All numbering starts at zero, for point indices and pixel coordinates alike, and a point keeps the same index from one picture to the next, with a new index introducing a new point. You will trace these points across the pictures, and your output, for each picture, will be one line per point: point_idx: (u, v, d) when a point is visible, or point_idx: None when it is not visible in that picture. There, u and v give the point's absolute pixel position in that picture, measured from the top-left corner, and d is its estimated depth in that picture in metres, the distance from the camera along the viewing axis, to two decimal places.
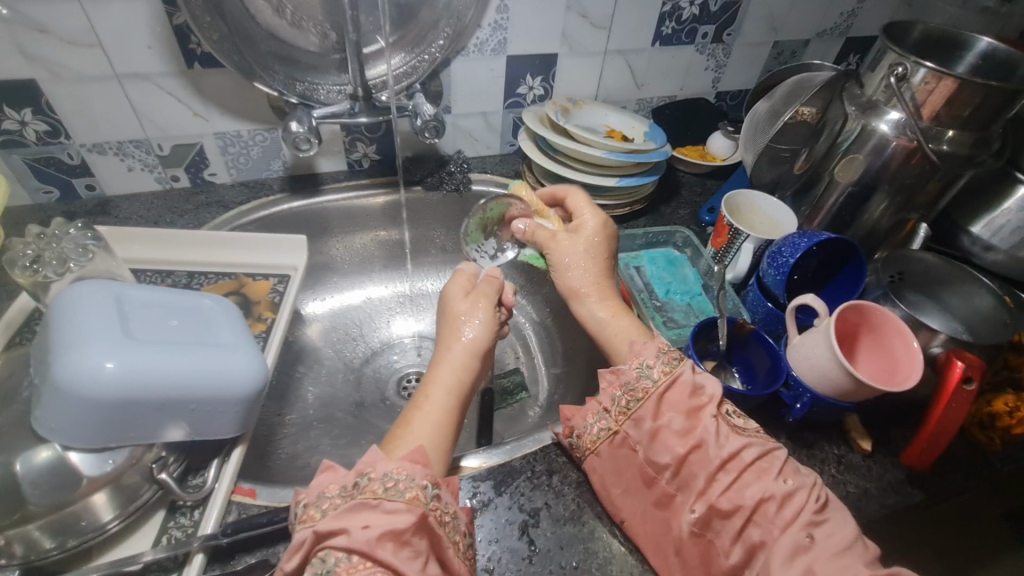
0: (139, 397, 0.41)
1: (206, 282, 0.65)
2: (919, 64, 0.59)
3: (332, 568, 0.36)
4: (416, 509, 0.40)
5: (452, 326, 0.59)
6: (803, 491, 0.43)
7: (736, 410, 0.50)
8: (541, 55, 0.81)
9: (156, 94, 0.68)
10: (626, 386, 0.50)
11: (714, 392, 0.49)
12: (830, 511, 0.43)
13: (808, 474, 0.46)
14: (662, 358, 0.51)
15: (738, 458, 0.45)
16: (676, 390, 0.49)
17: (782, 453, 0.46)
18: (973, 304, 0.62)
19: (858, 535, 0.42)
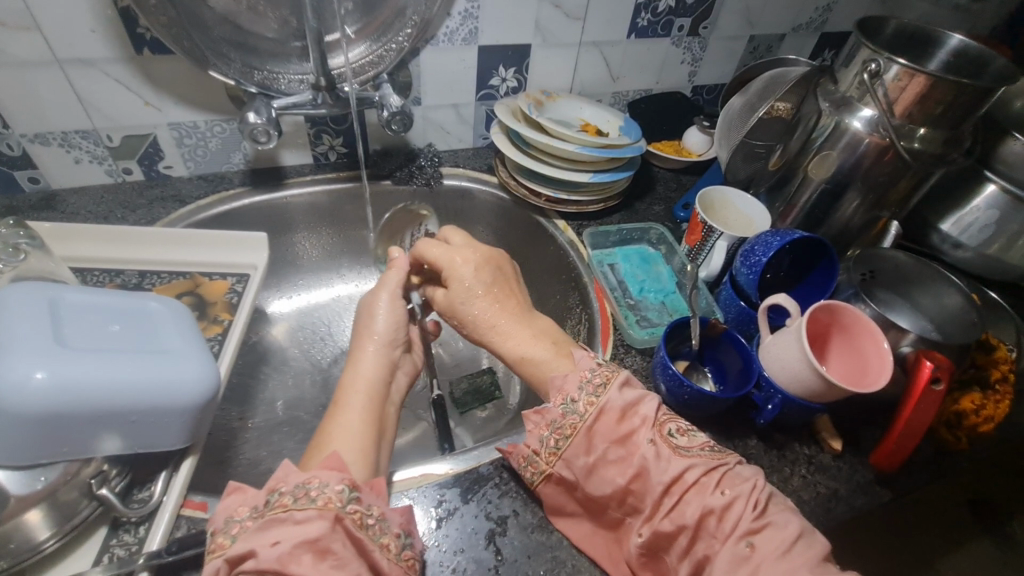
0: (72, 410, 0.38)
1: (158, 282, 0.61)
2: (892, 61, 0.59)
3: None
4: (329, 514, 0.38)
5: (367, 333, 0.57)
6: (741, 500, 0.41)
7: (679, 427, 0.47)
8: (514, 46, 0.79)
9: (103, 81, 0.64)
10: (552, 425, 0.47)
11: (647, 412, 0.46)
12: (771, 514, 0.41)
13: (750, 478, 0.43)
14: (593, 376, 0.49)
15: (680, 479, 0.43)
16: (602, 421, 0.46)
17: (726, 465, 0.44)
18: (942, 303, 0.62)
19: (801, 532, 0.40)
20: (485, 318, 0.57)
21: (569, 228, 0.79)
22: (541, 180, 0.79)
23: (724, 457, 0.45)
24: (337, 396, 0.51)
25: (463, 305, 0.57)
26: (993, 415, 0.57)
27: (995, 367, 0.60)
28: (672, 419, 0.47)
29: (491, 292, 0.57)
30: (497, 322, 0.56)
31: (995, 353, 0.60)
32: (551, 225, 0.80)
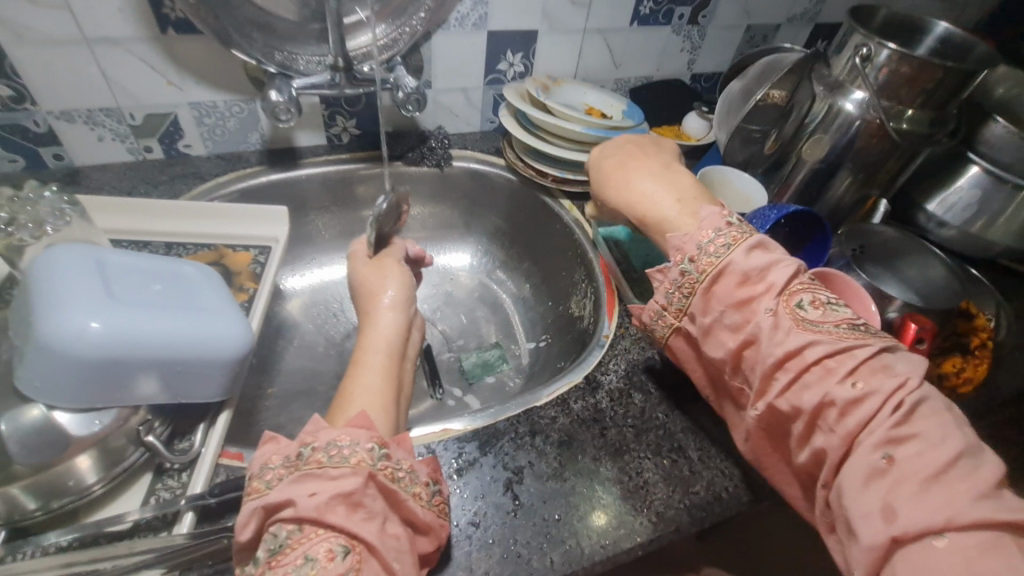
0: (125, 356, 0.41)
1: (185, 253, 0.64)
2: (882, 46, 0.62)
3: (283, 542, 0.36)
4: (362, 471, 0.40)
5: (375, 300, 0.60)
6: (875, 397, 0.38)
7: (817, 300, 0.44)
8: (522, 32, 0.82)
9: (128, 60, 0.66)
10: (675, 283, 0.50)
11: (774, 281, 0.45)
12: (920, 423, 0.37)
13: (902, 376, 0.39)
14: (717, 237, 0.48)
15: (801, 356, 0.42)
16: (720, 283, 0.47)
17: (867, 352, 0.40)
18: (927, 274, 0.66)
19: (963, 452, 0.35)
20: (623, 185, 0.56)
21: (575, 207, 0.82)
22: (548, 161, 0.82)
23: (866, 340, 0.41)
24: (355, 356, 0.53)
25: (597, 169, 0.59)
26: (972, 376, 0.61)
27: (976, 333, 0.63)
28: (807, 290, 0.45)
29: (623, 158, 0.58)
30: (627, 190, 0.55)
31: (975, 321, 0.64)
32: (557, 205, 0.83)
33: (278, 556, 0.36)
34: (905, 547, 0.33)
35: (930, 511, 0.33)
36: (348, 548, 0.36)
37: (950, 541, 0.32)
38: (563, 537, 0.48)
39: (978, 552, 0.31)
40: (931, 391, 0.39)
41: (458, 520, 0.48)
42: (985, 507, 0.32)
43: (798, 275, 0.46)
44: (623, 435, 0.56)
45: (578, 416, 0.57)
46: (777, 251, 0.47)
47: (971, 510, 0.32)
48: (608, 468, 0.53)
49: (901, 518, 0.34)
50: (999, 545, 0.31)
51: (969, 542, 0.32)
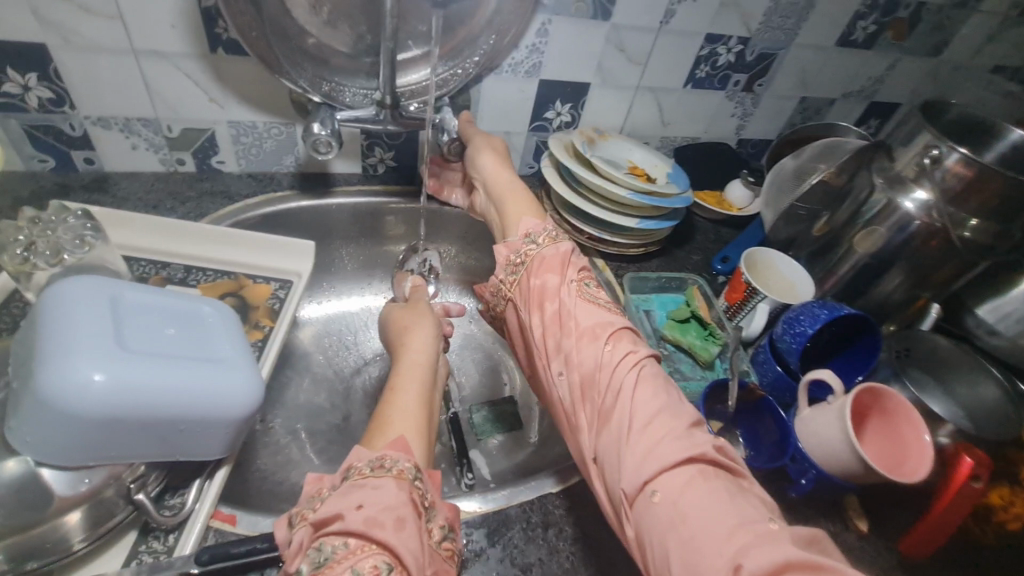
0: (126, 415, 0.38)
1: (203, 280, 0.61)
2: (953, 150, 0.60)
3: (329, 556, 0.39)
4: (402, 482, 0.44)
5: (409, 332, 0.66)
6: (623, 360, 0.49)
7: (595, 283, 0.57)
8: (574, 83, 0.80)
9: (173, 74, 0.65)
10: (513, 258, 0.60)
11: (570, 262, 0.58)
12: (644, 387, 0.47)
13: (640, 347, 0.51)
14: (542, 233, 0.61)
15: (591, 327, 0.52)
16: (532, 270, 0.58)
17: (617, 329, 0.52)
18: (977, 393, 0.62)
19: (669, 406, 0.46)
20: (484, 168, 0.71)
21: (608, 268, 0.79)
22: (585, 217, 0.79)
23: (617, 317, 0.54)
24: (392, 384, 0.57)
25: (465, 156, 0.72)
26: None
27: None
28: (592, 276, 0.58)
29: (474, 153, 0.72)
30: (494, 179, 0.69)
31: None
32: (591, 263, 0.80)
33: (323, 569, 0.38)
34: (638, 502, 0.41)
35: (650, 460, 0.42)
36: (392, 564, 0.39)
37: (662, 490, 0.41)
38: None
39: (681, 488, 0.40)
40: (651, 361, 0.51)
41: None
42: (685, 450, 0.42)
43: (587, 271, 0.59)
44: None
45: (595, 508, 0.53)
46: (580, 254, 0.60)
47: (673, 454, 0.42)
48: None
49: (632, 469, 0.42)
50: (694, 478, 0.41)
51: (677, 480, 0.41)
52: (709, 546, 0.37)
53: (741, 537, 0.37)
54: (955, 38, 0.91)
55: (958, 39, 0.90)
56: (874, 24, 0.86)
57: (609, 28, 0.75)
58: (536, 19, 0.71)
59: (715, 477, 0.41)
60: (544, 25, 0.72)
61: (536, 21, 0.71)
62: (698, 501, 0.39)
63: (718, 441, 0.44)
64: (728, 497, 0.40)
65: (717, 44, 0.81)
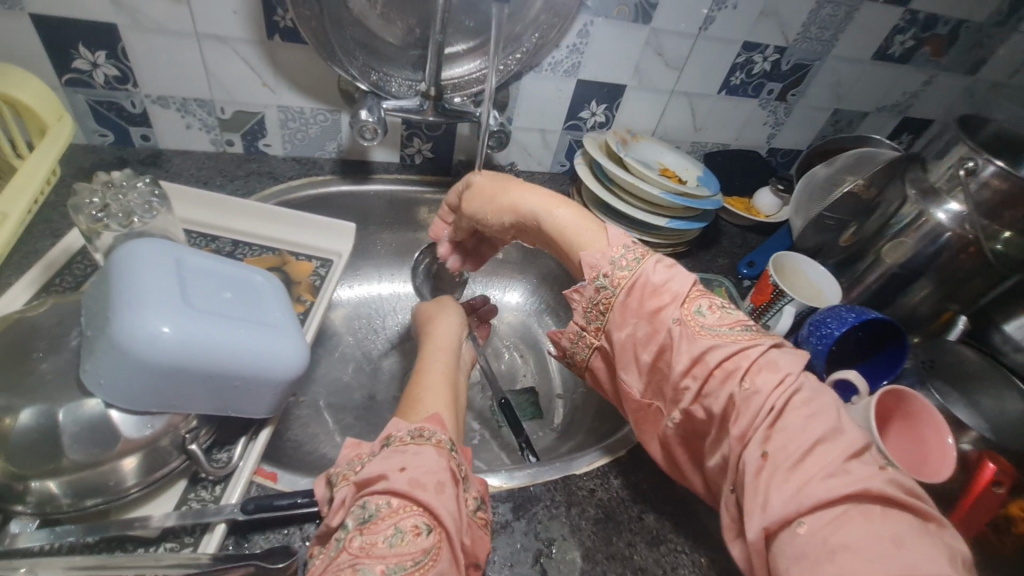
0: (191, 365, 0.40)
1: (249, 254, 0.64)
2: (989, 161, 0.60)
3: (375, 513, 0.40)
4: (441, 451, 0.45)
5: (434, 321, 0.68)
6: (758, 394, 0.43)
7: (710, 304, 0.50)
8: (610, 85, 0.82)
9: (230, 58, 0.68)
10: (590, 302, 0.53)
11: (676, 291, 0.50)
12: (793, 415, 0.41)
13: (785, 370, 0.44)
14: (626, 253, 0.53)
15: (704, 360, 0.46)
16: (634, 295, 0.51)
17: (756, 353, 0.45)
18: (1003, 406, 0.62)
19: (826, 435, 0.40)
20: (516, 197, 0.59)
21: None
22: (614, 215, 0.81)
23: (757, 340, 0.46)
24: (418, 366, 0.60)
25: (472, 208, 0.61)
26: None
27: None
28: (704, 298, 0.50)
29: (487, 189, 0.61)
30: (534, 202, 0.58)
31: None
32: None
33: (370, 524, 0.40)
34: (780, 535, 0.37)
35: (795, 498, 0.37)
36: (430, 526, 0.40)
37: (811, 527, 0.36)
38: None
39: (831, 526, 0.35)
40: (808, 381, 0.44)
41: None
42: (839, 487, 0.36)
43: (697, 285, 0.51)
44: (658, 520, 0.53)
45: (616, 493, 0.55)
46: (680, 266, 0.52)
47: (822, 490, 0.36)
48: (642, 556, 0.50)
49: (771, 508, 0.37)
50: (849, 518, 0.35)
51: (829, 518, 0.36)
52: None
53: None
54: (994, 55, 0.91)
55: (997, 56, 0.90)
56: (912, 38, 0.86)
57: (648, 32, 0.76)
58: (578, 20, 0.73)
59: (881, 515, 0.35)
60: (586, 26, 0.74)
61: (578, 22, 0.73)
62: (848, 542, 0.34)
63: (889, 475, 0.37)
64: (896, 545, 0.33)
65: (754, 52, 0.82)
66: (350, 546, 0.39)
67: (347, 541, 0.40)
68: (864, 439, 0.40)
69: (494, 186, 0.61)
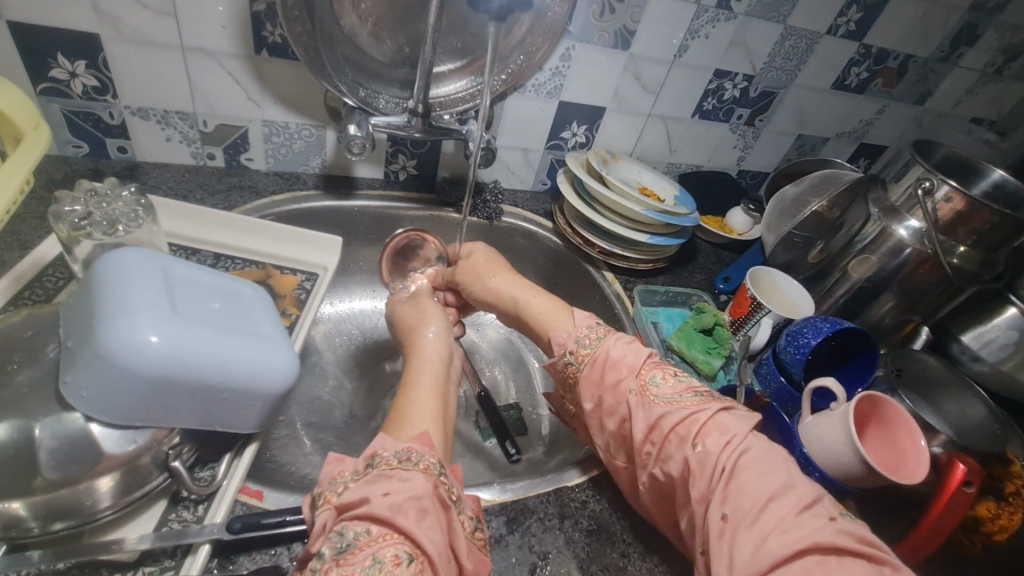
0: (178, 377, 0.39)
1: (232, 267, 0.63)
2: (944, 182, 0.65)
3: (352, 541, 0.38)
4: (431, 478, 0.43)
5: (417, 329, 0.66)
6: (707, 457, 0.44)
7: (665, 373, 0.51)
8: (591, 106, 0.85)
9: (216, 71, 0.68)
10: (559, 374, 0.56)
11: (631, 363, 0.52)
12: (747, 473, 0.42)
13: (733, 432, 0.45)
14: (590, 331, 0.56)
15: (658, 426, 0.48)
16: (597, 371, 0.52)
17: (705, 417, 0.47)
18: (965, 411, 0.67)
19: (779, 492, 0.40)
20: (498, 281, 0.63)
21: (617, 281, 0.84)
22: (597, 232, 0.83)
23: (704, 405, 0.48)
24: (405, 378, 0.58)
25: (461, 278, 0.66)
26: (1009, 526, 0.59)
27: (1013, 479, 0.60)
28: (658, 367, 0.51)
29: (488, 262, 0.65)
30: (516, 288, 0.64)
31: (1011, 466, 0.61)
32: (601, 276, 0.84)
33: (346, 555, 0.37)
34: None
35: (755, 558, 0.37)
36: (413, 555, 0.38)
37: None
38: None
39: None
40: (757, 441, 0.45)
41: None
42: (794, 540, 0.37)
43: (654, 355, 0.53)
44: (652, 530, 0.54)
45: (607, 505, 0.55)
46: (640, 341, 0.54)
47: (778, 547, 0.37)
48: (636, 567, 0.50)
49: (736, 571, 0.37)
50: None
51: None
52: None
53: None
54: (939, 88, 0.98)
55: (941, 89, 0.98)
56: (866, 70, 0.93)
57: (628, 58, 0.80)
58: (561, 44, 0.76)
59: (836, 568, 0.36)
60: (568, 50, 0.77)
61: (561, 45, 0.76)
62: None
63: (838, 526, 0.38)
64: None
65: (724, 79, 0.87)
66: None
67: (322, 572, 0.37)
68: (816, 492, 0.41)
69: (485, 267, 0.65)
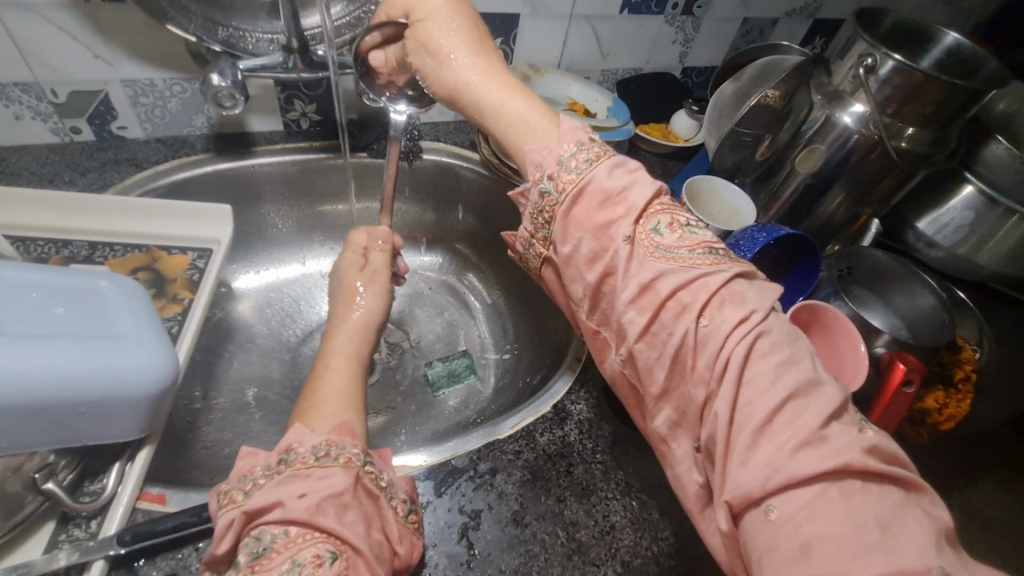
0: (10, 403, 0.35)
1: (111, 256, 0.57)
2: (888, 56, 0.58)
3: (269, 546, 0.36)
4: (351, 471, 0.41)
5: (348, 305, 0.62)
6: (716, 334, 0.38)
7: (672, 223, 0.43)
8: (502, 15, 0.75)
9: (45, 29, 0.58)
10: (535, 206, 0.47)
11: (633, 203, 0.44)
12: (762, 363, 0.37)
13: (751, 307, 0.39)
14: (579, 151, 0.46)
15: (656, 289, 0.41)
16: (581, 206, 0.45)
17: (717, 284, 0.40)
18: (915, 304, 0.64)
19: (800, 390, 0.35)
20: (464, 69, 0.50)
21: None
22: None
23: (720, 266, 0.41)
24: (321, 362, 0.54)
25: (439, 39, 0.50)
26: (955, 413, 0.59)
27: (959, 365, 0.61)
28: (665, 213, 0.44)
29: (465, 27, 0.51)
30: (485, 84, 0.50)
31: (960, 353, 0.61)
32: None
33: (263, 560, 0.36)
34: (749, 512, 0.34)
35: (766, 471, 0.33)
36: (337, 552, 0.36)
37: (781, 511, 0.32)
38: None
39: (806, 508, 0.32)
40: (776, 321, 0.39)
41: None
42: (815, 460, 0.32)
43: (657, 198, 0.45)
44: (590, 471, 0.52)
45: (545, 451, 0.53)
46: (642, 172, 0.46)
47: (796, 465, 0.33)
48: (573, 510, 0.49)
49: (738, 482, 0.34)
50: (826, 498, 0.32)
51: (804, 498, 0.32)
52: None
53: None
54: None
55: None
56: None
57: None
58: None
59: (859, 492, 0.32)
60: None
61: None
62: (826, 530, 0.31)
63: (868, 443, 0.34)
64: (878, 533, 0.30)
65: None
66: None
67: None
68: (841, 394, 0.36)
69: (442, 41, 0.50)
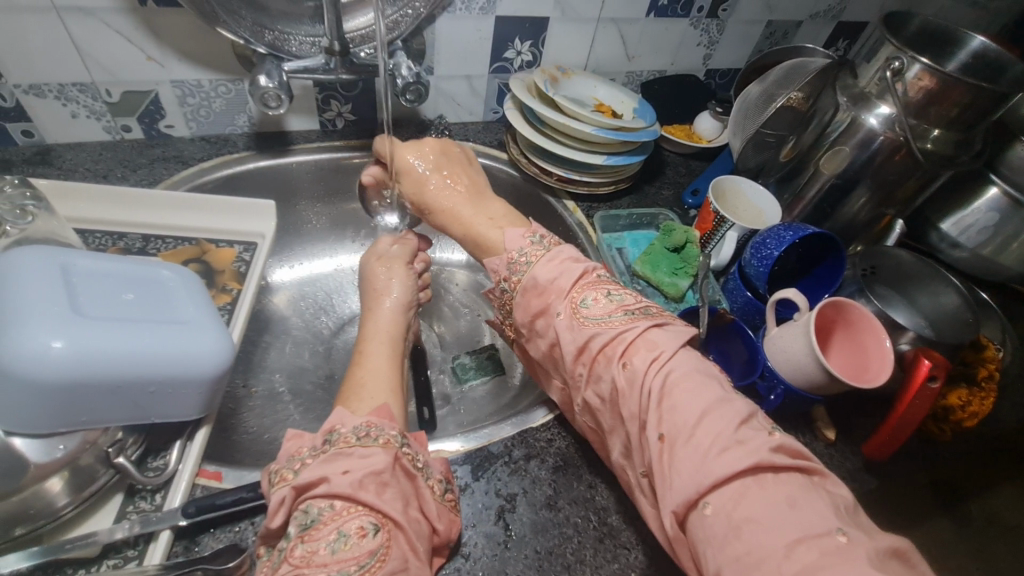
0: (91, 380, 0.38)
1: (164, 248, 0.60)
2: (915, 59, 0.59)
3: (316, 518, 0.38)
4: (391, 451, 0.43)
5: (378, 293, 0.64)
6: (638, 377, 0.43)
7: (597, 294, 0.49)
8: (532, 18, 0.77)
9: (103, 32, 0.61)
10: (500, 302, 0.56)
11: (561, 286, 0.50)
12: (680, 391, 0.41)
13: (662, 350, 0.44)
14: (523, 254, 0.54)
15: (589, 347, 0.46)
16: (526, 296, 0.52)
17: (634, 336, 0.45)
18: (939, 302, 0.65)
19: (713, 406, 0.39)
20: (449, 204, 0.62)
21: (579, 210, 0.80)
22: (552, 158, 0.78)
23: (634, 323, 0.46)
24: (358, 348, 0.57)
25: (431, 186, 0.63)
26: (978, 411, 0.59)
27: (983, 364, 0.62)
28: (590, 288, 0.50)
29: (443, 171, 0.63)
30: (454, 211, 0.61)
31: (984, 352, 0.62)
32: (562, 205, 0.80)
33: (311, 530, 0.38)
34: (688, 516, 0.36)
35: (696, 476, 0.36)
36: (379, 525, 0.39)
37: (715, 505, 0.35)
38: (556, 570, 0.46)
39: (731, 501, 0.35)
40: (687, 358, 0.44)
41: (455, 555, 0.46)
42: (731, 459, 0.36)
43: (587, 275, 0.51)
44: None
45: (576, 439, 0.56)
46: (572, 260, 0.52)
47: (714, 465, 0.36)
48: (604, 497, 0.51)
49: (676, 489, 0.37)
50: (747, 489, 0.35)
51: (728, 493, 0.35)
52: (766, 563, 0.31)
53: (802, 553, 0.31)
54: None
55: None
56: None
57: None
58: None
59: (772, 482, 0.35)
60: None
61: None
62: (749, 514, 0.33)
63: (775, 441, 0.37)
64: (789, 509, 0.33)
65: None
66: (290, 557, 0.37)
67: (289, 551, 0.37)
68: (749, 408, 0.40)
69: (432, 186, 0.63)
